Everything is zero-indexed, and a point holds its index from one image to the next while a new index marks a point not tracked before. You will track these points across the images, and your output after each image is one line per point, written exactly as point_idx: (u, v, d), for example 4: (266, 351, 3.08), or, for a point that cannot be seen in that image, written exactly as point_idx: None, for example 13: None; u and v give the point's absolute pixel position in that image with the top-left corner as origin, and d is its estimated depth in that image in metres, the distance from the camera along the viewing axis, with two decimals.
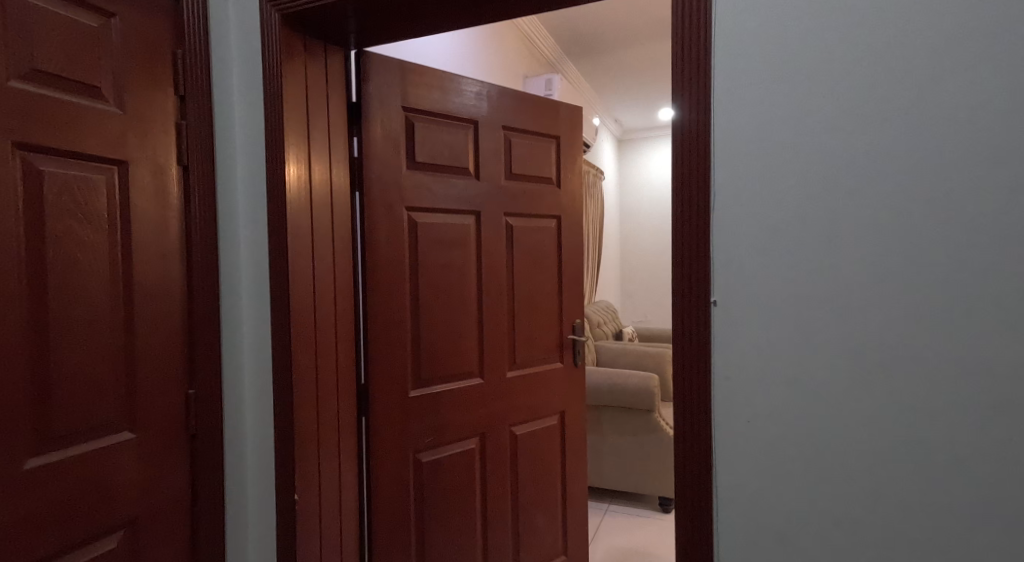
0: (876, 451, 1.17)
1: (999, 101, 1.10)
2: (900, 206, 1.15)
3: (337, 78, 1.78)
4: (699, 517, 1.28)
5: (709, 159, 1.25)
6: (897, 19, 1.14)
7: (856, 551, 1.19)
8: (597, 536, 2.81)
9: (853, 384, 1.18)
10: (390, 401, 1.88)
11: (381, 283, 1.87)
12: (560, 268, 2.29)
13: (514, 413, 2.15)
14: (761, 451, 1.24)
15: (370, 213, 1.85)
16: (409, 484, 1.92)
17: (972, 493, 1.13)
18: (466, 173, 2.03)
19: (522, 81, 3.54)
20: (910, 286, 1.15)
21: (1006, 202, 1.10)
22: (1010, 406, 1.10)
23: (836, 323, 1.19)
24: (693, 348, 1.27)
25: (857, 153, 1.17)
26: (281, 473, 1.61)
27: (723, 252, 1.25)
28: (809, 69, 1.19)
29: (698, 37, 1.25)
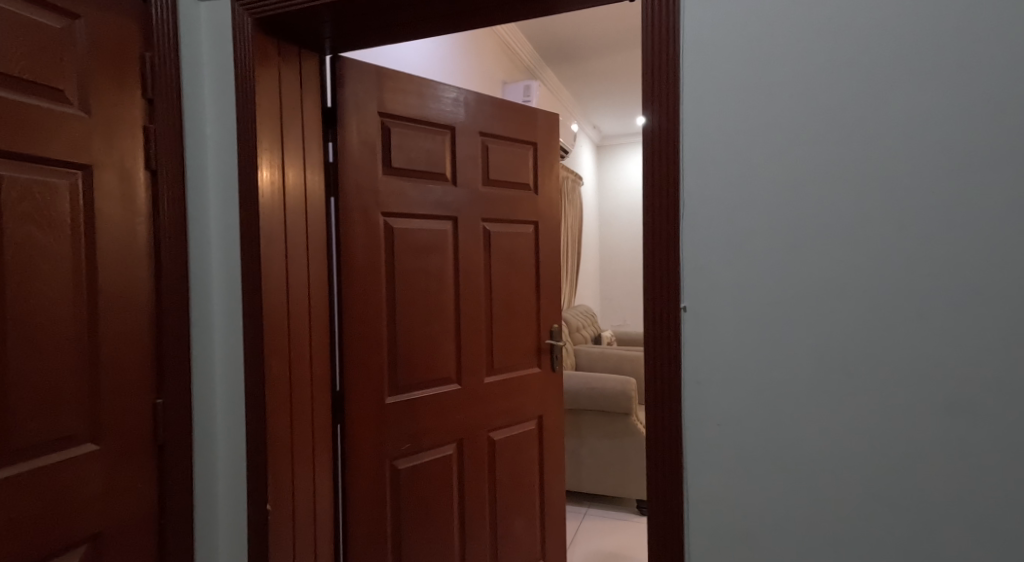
0: (846, 452, 1.19)
1: (963, 108, 1.12)
2: (867, 211, 1.17)
3: (311, 82, 1.77)
4: (672, 520, 1.28)
5: (679, 164, 1.26)
6: (863, 27, 1.16)
7: (827, 552, 1.20)
8: (575, 540, 2.81)
9: (823, 387, 1.20)
10: (365, 407, 1.87)
11: (357, 289, 1.86)
12: (538, 273, 2.30)
13: (492, 418, 2.14)
14: (732, 454, 1.25)
15: (345, 218, 1.84)
16: (385, 491, 1.91)
17: (938, 493, 1.14)
18: (443, 179, 2.03)
19: (501, 87, 3.54)
20: (879, 290, 1.17)
21: (970, 206, 1.12)
22: (978, 406, 1.12)
23: (806, 326, 1.20)
24: (666, 352, 1.28)
25: (825, 159, 1.19)
26: (252, 482, 1.59)
27: (695, 257, 1.26)
28: (779, 75, 1.21)
29: (668, 44, 1.26)
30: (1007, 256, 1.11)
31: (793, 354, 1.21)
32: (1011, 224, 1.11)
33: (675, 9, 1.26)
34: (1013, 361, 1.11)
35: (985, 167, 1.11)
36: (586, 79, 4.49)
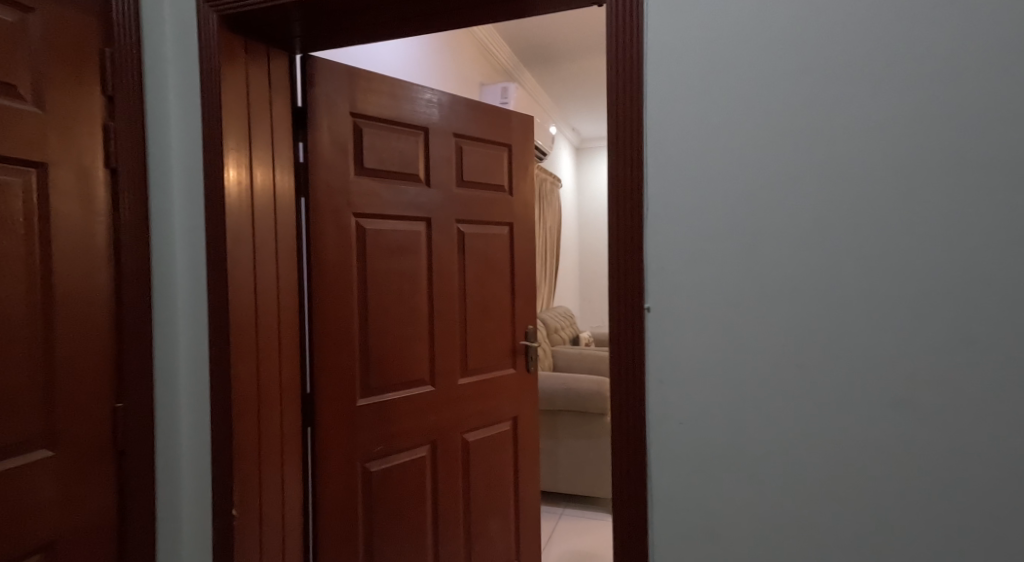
0: (811, 450, 1.20)
1: (925, 112, 1.14)
2: (827, 213, 1.18)
3: (280, 82, 1.75)
4: (639, 520, 1.29)
5: (643, 166, 1.27)
6: (826, 29, 1.18)
7: (789, 550, 1.21)
8: (551, 541, 2.82)
9: (784, 386, 1.21)
10: (337, 410, 1.85)
11: (327, 291, 1.85)
12: (513, 275, 2.29)
13: (466, 419, 2.14)
14: (696, 453, 1.26)
15: (315, 219, 1.82)
16: (357, 494, 1.90)
17: (896, 490, 1.16)
18: (417, 180, 2.02)
19: (478, 89, 3.54)
20: (840, 291, 1.18)
21: (929, 209, 1.14)
22: (937, 406, 1.14)
23: (769, 326, 1.22)
24: (630, 352, 1.29)
25: (787, 161, 1.20)
26: (218, 486, 1.57)
27: (658, 258, 1.27)
28: (742, 78, 1.22)
29: (632, 45, 1.27)
30: (968, 257, 1.13)
31: (757, 353, 1.22)
32: (971, 224, 1.12)
33: (639, 11, 1.27)
34: (974, 359, 1.13)
35: (945, 169, 1.13)
36: (563, 82, 4.51)
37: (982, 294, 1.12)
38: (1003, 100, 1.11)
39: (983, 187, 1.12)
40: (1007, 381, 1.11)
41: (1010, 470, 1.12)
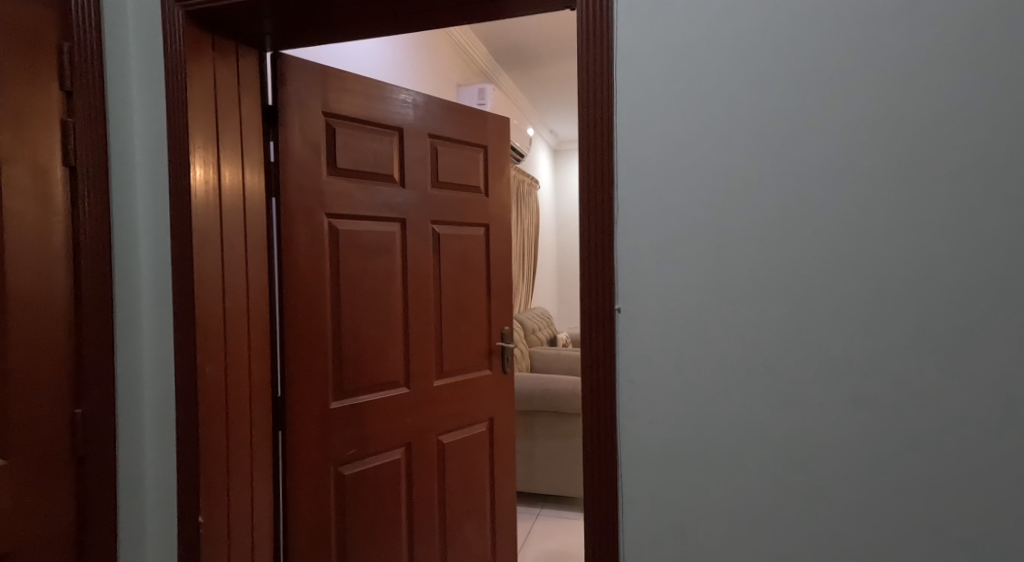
0: (779, 450, 1.22)
1: (885, 115, 1.16)
2: (789, 215, 1.21)
3: (250, 80, 1.72)
4: (610, 521, 1.30)
5: (614, 167, 1.28)
6: (790, 33, 1.20)
7: (754, 546, 1.23)
8: (528, 541, 2.81)
9: (748, 386, 1.23)
10: (308, 413, 1.83)
11: (299, 292, 1.82)
12: (489, 276, 2.28)
13: (441, 421, 2.12)
14: (664, 452, 1.27)
15: (287, 219, 1.80)
16: (329, 497, 1.87)
17: (856, 486, 1.19)
18: (391, 181, 2.00)
19: (455, 90, 3.52)
20: (802, 291, 1.20)
21: (888, 211, 1.16)
22: (894, 403, 1.17)
23: (735, 325, 1.23)
24: (599, 352, 1.30)
25: (751, 163, 1.22)
26: (184, 492, 1.54)
27: (627, 259, 1.28)
28: (709, 81, 1.23)
29: (603, 47, 1.28)
30: (933, 258, 1.15)
31: (727, 354, 1.24)
32: (937, 227, 1.15)
33: (609, 13, 1.28)
34: (934, 358, 1.15)
35: (902, 172, 1.16)
36: (540, 84, 4.50)
37: (947, 296, 1.15)
38: (966, 105, 1.13)
39: (947, 190, 1.14)
40: (970, 380, 1.14)
41: (966, 465, 1.14)
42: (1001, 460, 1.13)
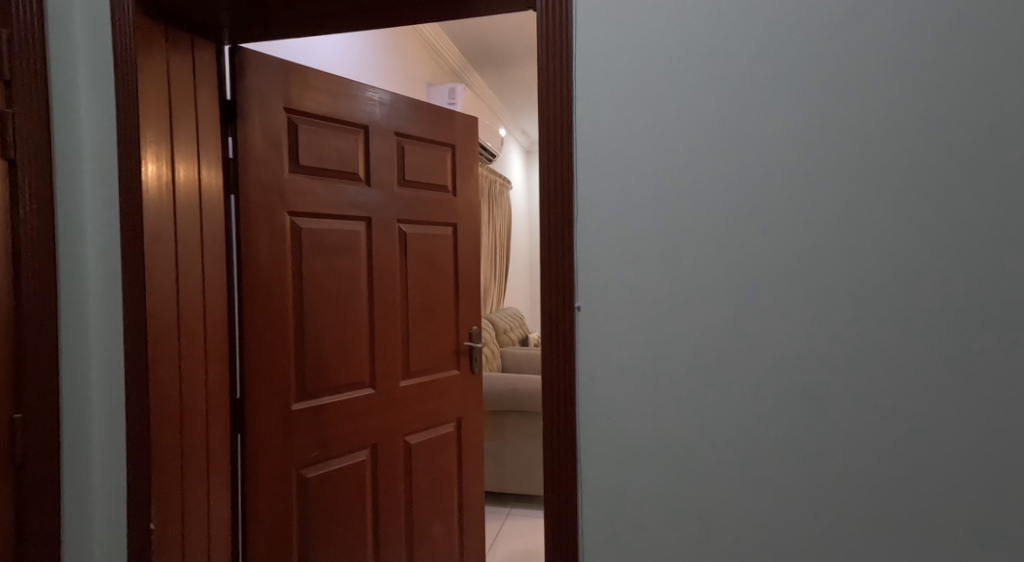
0: (733, 446, 1.26)
1: (825, 121, 1.22)
2: (738, 215, 1.25)
3: (207, 73, 1.69)
4: (569, 518, 1.32)
5: (573, 168, 1.31)
6: (738, 39, 1.24)
7: (703, 534, 1.27)
8: (497, 541, 2.79)
9: (700, 380, 1.27)
10: (269, 415, 1.80)
11: (259, 292, 1.78)
12: (457, 275, 2.25)
13: (408, 421, 2.08)
14: (620, 446, 1.30)
15: (245, 217, 1.75)
16: (291, 501, 1.84)
17: (800, 475, 1.24)
18: (356, 179, 1.96)
19: (425, 89, 3.50)
20: (749, 289, 1.25)
21: (828, 213, 1.22)
22: (834, 396, 1.22)
23: (687, 322, 1.27)
24: (558, 348, 1.32)
25: (701, 165, 1.26)
26: (133, 497, 1.49)
27: (586, 258, 1.31)
28: (661, 85, 1.27)
29: (562, 50, 1.31)
30: (871, 259, 1.20)
31: (684, 352, 1.27)
32: (882, 230, 1.20)
33: (569, 16, 1.30)
34: (871, 352, 1.21)
35: (843, 174, 1.21)
36: (512, 84, 4.49)
37: (892, 296, 1.20)
38: (904, 113, 1.19)
39: (886, 193, 1.20)
40: (909, 376, 1.20)
41: (901, 454, 1.20)
42: (935, 451, 1.19)
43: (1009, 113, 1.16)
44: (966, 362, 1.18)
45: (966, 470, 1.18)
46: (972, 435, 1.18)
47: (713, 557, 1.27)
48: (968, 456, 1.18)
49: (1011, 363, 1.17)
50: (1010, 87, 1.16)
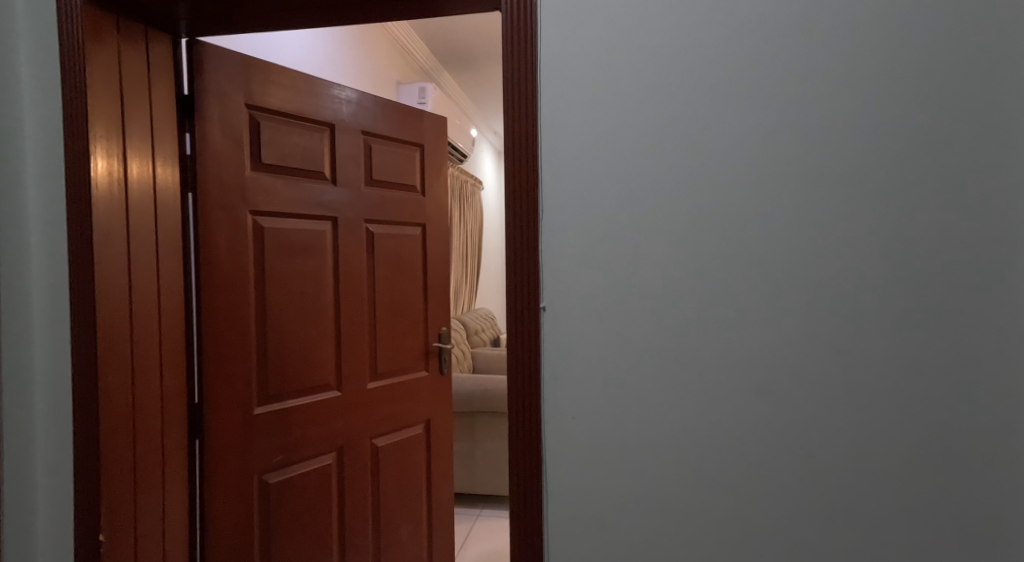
0: (692, 442, 1.28)
1: (780, 125, 1.25)
2: (697, 217, 1.28)
3: (162, 67, 1.63)
4: (533, 519, 1.32)
5: (537, 169, 1.31)
6: (697, 43, 1.27)
7: (664, 529, 1.30)
8: (467, 542, 2.76)
9: (661, 380, 1.29)
10: (229, 419, 1.74)
11: (219, 293, 1.73)
12: (426, 275, 2.21)
13: (376, 424, 2.04)
14: (584, 445, 1.31)
15: (205, 216, 1.70)
16: (252, 507, 1.79)
17: (756, 470, 1.27)
18: (322, 178, 1.91)
19: (395, 89, 3.46)
20: (708, 289, 1.28)
21: (781, 214, 1.25)
22: (789, 392, 1.26)
23: (648, 322, 1.29)
24: (523, 349, 1.32)
25: (662, 167, 1.28)
26: (81, 501, 1.46)
27: (551, 259, 1.32)
28: (624, 89, 1.29)
29: (527, 50, 1.31)
30: (822, 259, 1.25)
31: (647, 351, 1.29)
32: (832, 231, 1.24)
33: (533, 16, 1.31)
34: (823, 349, 1.25)
35: (796, 177, 1.25)
36: (483, 84, 4.47)
37: (846, 294, 1.24)
38: (854, 118, 1.23)
39: (838, 195, 1.24)
40: (859, 372, 1.24)
41: (851, 448, 1.24)
42: (881, 443, 1.24)
43: (955, 119, 1.21)
44: (917, 358, 1.23)
45: (912, 461, 1.23)
46: (917, 428, 1.23)
47: (673, 550, 1.29)
48: (919, 448, 1.23)
49: (960, 357, 1.22)
50: (959, 93, 1.21)
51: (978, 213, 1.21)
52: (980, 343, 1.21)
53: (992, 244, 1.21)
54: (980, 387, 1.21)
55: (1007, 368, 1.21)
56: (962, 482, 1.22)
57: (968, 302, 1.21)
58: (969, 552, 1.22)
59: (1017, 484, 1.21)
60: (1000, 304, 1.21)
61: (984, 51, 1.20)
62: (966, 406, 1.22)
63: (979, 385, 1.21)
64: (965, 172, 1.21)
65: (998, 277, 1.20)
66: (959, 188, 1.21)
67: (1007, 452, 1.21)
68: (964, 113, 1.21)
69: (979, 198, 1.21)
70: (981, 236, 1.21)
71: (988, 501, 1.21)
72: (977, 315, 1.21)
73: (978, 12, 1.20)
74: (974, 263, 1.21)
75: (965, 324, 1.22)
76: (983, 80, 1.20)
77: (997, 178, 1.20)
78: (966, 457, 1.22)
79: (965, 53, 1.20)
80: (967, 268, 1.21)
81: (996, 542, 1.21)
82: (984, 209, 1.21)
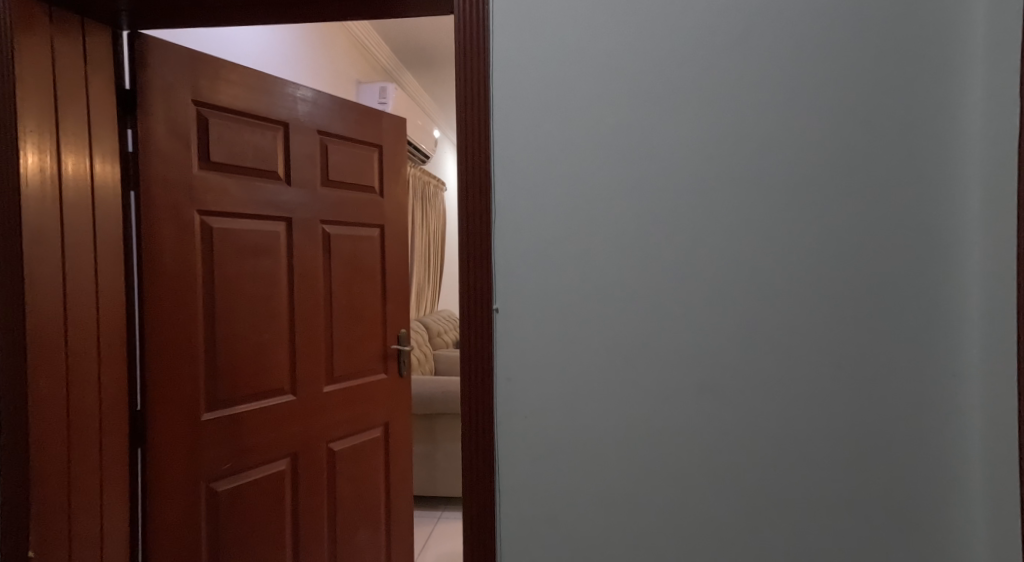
0: (645, 443, 1.27)
1: (732, 125, 1.25)
2: (651, 217, 1.27)
3: (102, 60, 1.56)
4: (486, 523, 1.30)
5: (490, 168, 1.29)
6: (651, 42, 1.26)
7: (616, 530, 1.28)
8: (428, 546, 2.72)
9: (615, 381, 1.28)
10: (175, 425, 1.68)
11: (163, 296, 1.66)
12: (385, 276, 2.15)
13: (332, 427, 1.99)
14: (538, 448, 1.29)
15: (148, 216, 1.64)
16: (199, 515, 1.72)
17: (707, 470, 1.26)
18: (275, 177, 1.86)
19: (355, 88, 3.40)
20: (662, 289, 1.27)
21: (734, 214, 1.25)
22: (742, 393, 1.26)
23: (602, 324, 1.28)
24: (477, 352, 1.29)
25: (616, 167, 1.27)
26: (9, 509, 1.40)
27: (505, 259, 1.29)
28: (580, 87, 1.27)
29: (480, 48, 1.29)
30: (773, 259, 1.25)
31: (601, 351, 1.28)
32: (783, 230, 1.24)
33: (484, 13, 1.29)
34: (775, 349, 1.25)
35: (748, 177, 1.25)
36: (445, 84, 4.42)
37: (797, 293, 1.24)
38: (805, 118, 1.24)
39: (790, 195, 1.24)
40: (810, 372, 1.24)
41: (802, 446, 1.25)
42: (831, 441, 1.24)
43: (902, 119, 1.22)
44: (866, 357, 1.23)
45: (861, 459, 1.24)
46: (866, 426, 1.24)
47: (626, 550, 1.28)
48: (868, 444, 1.23)
49: (908, 356, 1.22)
50: (904, 94, 1.22)
51: (929, 212, 1.22)
52: (928, 341, 1.22)
53: (940, 243, 1.22)
54: (926, 387, 1.22)
55: (957, 367, 1.22)
56: (912, 479, 1.23)
57: (914, 301, 1.22)
58: (914, 548, 1.23)
59: (960, 482, 1.22)
60: (949, 303, 1.22)
61: (931, 51, 1.21)
62: (911, 404, 1.23)
63: (924, 384, 1.22)
64: (911, 173, 1.22)
65: (943, 276, 1.22)
66: (904, 189, 1.22)
67: (951, 450, 1.22)
68: (911, 114, 1.22)
69: (925, 199, 1.22)
70: (926, 236, 1.22)
71: (934, 496, 1.23)
72: (923, 315, 1.22)
73: (925, 14, 1.21)
74: (924, 263, 1.22)
75: (913, 324, 1.22)
76: (930, 79, 1.21)
77: (945, 178, 1.21)
78: (915, 454, 1.23)
79: (911, 54, 1.21)
80: (913, 267, 1.22)
81: (939, 539, 1.22)
82: (930, 210, 1.22)
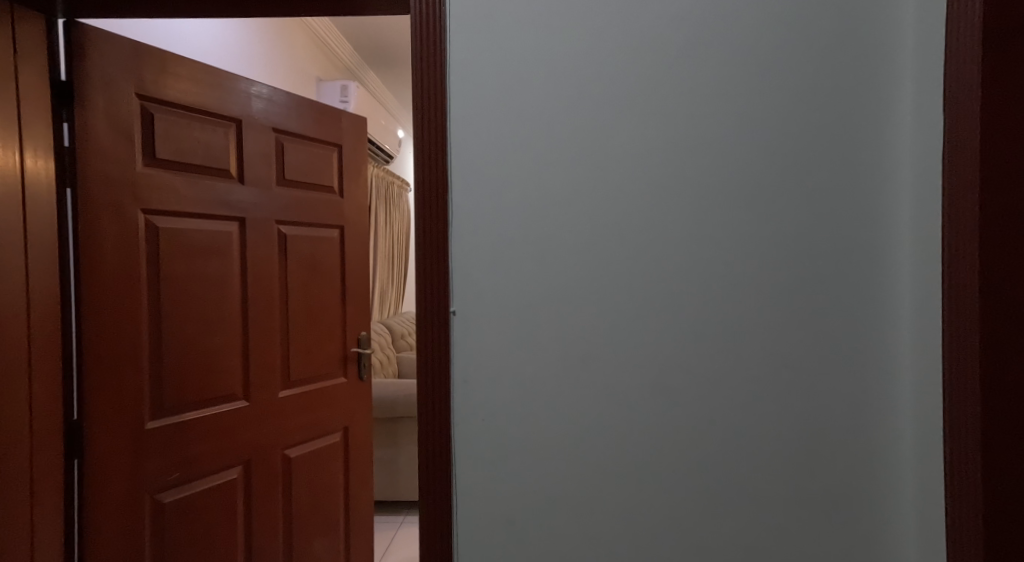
0: (606, 448, 1.24)
1: (693, 123, 1.22)
2: (613, 216, 1.23)
3: (35, 49, 1.47)
4: (443, 531, 1.25)
5: (448, 165, 1.24)
6: (612, 37, 1.22)
7: (576, 537, 1.24)
8: (389, 552, 2.64)
9: (578, 385, 1.24)
10: (115, 436, 1.59)
11: (103, 298, 1.57)
12: (344, 277, 2.08)
13: (288, 433, 1.91)
14: (497, 453, 1.25)
15: (86, 214, 1.54)
16: (143, 528, 1.63)
17: (669, 473, 1.23)
18: (226, 176, 1.77)
19: (316, 85, 3.31)
20: (625, 291, 1.23)
21: (697, 212, 1.22)
22: (706, 395, 1.23)
23: (563, 326, 1.24)
24: (436, 354, 1.24)
25: (576, 165, 1.23)
26: None
27: (463, 259, 1.25)
28: (541, 83, 1.23)
29: (437, 42, 1.24)
30: (737, 258, 1.22)
31: (562, 354, 1.24)
32: (746, 228, 1.22)
33: (442, 8, 1.24)
34: (739, 349, 1.22)
35: (711, 176, 1.22)
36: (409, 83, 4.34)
37: (762, 294, 1.22)
38: (769, 116, 1.21)
39: (754, 194, 1.22)
40: (773, 373, 1.22)
41: (765, 448, 1.22)
42: (796, 442, 1.22)
43: (866, 115, 1.20)
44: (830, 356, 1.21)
45: (824, 460, 1.22)
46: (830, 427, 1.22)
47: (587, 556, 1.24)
48: (831, 444, 1.22)
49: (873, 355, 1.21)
50: (861, 91, 1.20)
51: (894, 209, 1.20)
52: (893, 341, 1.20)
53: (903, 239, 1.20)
54: (888, 388, 1.21)
55: None
56: (875, 480, 1.21)
57: (874, 300, 1.21)
58: (874, 549, 1.21)
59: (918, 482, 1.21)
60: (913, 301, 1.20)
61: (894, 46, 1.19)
62: (874, 405, 1.21)
63: (885, 385, 1.21)
64: (873, 169, 1.20)
65: (897, 275, 1.20)
66: (859, 186, 1.21)
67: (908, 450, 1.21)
68: (874, 110, 1.20)
69: (888, 194, 1.20)
70: (886, 233, 1.20)
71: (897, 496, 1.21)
72: (879, 314, 1.21)
73: (880, 12, 1.19)
74: (889, 260, 1.20)
75: (875, 323, 1.21)
76: (894, 75, 1.20)
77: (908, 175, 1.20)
78: (878, 453, 1.21)
79: (868, 50, 1.20)
80: (868, 265, 1.21)
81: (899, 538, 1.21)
82: (892, 206, 1.20)
